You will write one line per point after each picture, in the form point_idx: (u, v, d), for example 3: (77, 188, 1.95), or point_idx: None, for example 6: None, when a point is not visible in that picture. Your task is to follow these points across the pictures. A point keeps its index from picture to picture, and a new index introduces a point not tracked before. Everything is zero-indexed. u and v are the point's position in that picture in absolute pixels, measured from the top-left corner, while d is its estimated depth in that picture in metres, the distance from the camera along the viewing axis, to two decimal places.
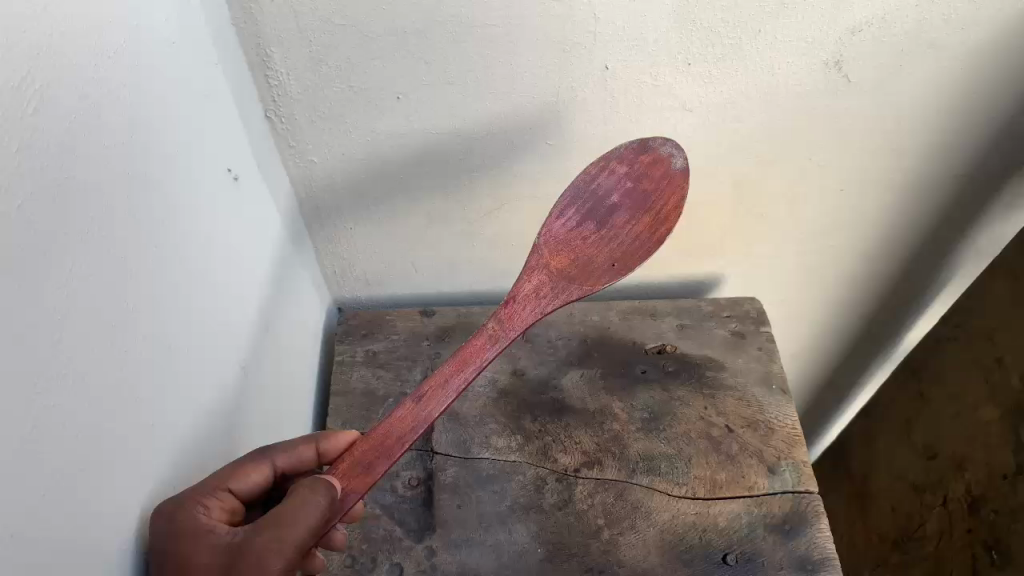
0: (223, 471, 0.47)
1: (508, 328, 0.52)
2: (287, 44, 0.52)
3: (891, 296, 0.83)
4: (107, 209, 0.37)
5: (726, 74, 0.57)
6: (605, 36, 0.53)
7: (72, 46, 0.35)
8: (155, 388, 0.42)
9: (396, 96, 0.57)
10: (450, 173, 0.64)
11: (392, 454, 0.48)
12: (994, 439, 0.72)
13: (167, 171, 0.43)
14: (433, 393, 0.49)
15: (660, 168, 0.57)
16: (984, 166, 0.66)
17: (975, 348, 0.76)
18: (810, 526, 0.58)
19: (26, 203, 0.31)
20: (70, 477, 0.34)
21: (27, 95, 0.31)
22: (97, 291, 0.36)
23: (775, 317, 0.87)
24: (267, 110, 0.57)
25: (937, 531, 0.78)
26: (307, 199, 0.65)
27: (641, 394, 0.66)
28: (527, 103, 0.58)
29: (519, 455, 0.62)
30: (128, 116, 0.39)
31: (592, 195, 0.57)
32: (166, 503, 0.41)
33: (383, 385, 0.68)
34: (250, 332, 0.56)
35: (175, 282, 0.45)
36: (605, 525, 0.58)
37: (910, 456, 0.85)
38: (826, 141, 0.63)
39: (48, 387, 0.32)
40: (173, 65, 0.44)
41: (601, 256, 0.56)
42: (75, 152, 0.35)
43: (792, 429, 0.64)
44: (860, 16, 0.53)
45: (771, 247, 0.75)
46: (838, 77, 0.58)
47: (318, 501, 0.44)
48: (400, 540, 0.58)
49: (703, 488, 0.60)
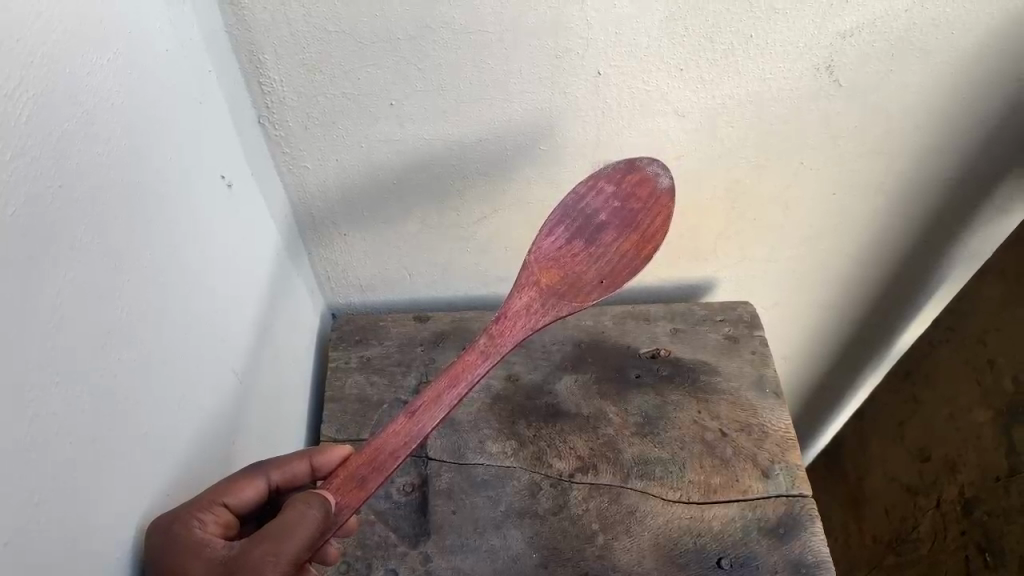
0: (218, 487, 0.47)
1: (500, 342, 0.53)
2: (280, 51, 0.52)
3: (883, 300, 0.84)
4: (102, 218, 0.37)
5: (718, 80, 0.57)
6: (598, 42, 0.53)
7: (66, 53, 0.35)
8: (149, 396, 0.42)
9: (389, 103, 0.57)
10: (442, 183, 0.64)
11: (385, 469, 0.48)
12: (987, 442, 0.72)
13: (161, 178, 0.43)
14: (426, 407, 0.49)
15: (647, 187, 0.58)
16: (974, 170, 0.67)
17: (965, 351, 0.77)
18: (804, 529, 0.58)
19: (19, 210, 0.31)
20: (64, 485, 0.34)
21: (20, 103, 0.31)
22: (92, 299, 0.36)
23: (769, 321, 0.87)
24: (261, 117, 0.57)
25: (930, 533, 0.79)
26: (300, 206, 0.65)
27: (636, 398, 0.66)
28: (521, 108, 0.58)
29: (514, 460, 0.62)
30: (121, 122, 0.39)
31: (580, 214, 0.58)
32: (160, 518, 0.41)
33: (378, 390, 0.68)
34: (244, 338, 0.56)
35: (170, 289, 0.45)
36: (600, 529, 0.58)
37: (902, 459, 0.86)
38: (818, 144, 0.63)
39: (43, 396, 0.32)
40: (166, 72, 0.44)
41: (590, 274, 0.56)
42: (69, 161, 0.35)
43: (786, 433, 0.64)
44: (850, 21, 0.53)
45: (764, 250, 0.75)
46: (829, 82, 0.58)
47: (312, 514, 0.44)
48: (396, 546, 0.58)
49: (697, 492, 0.60)
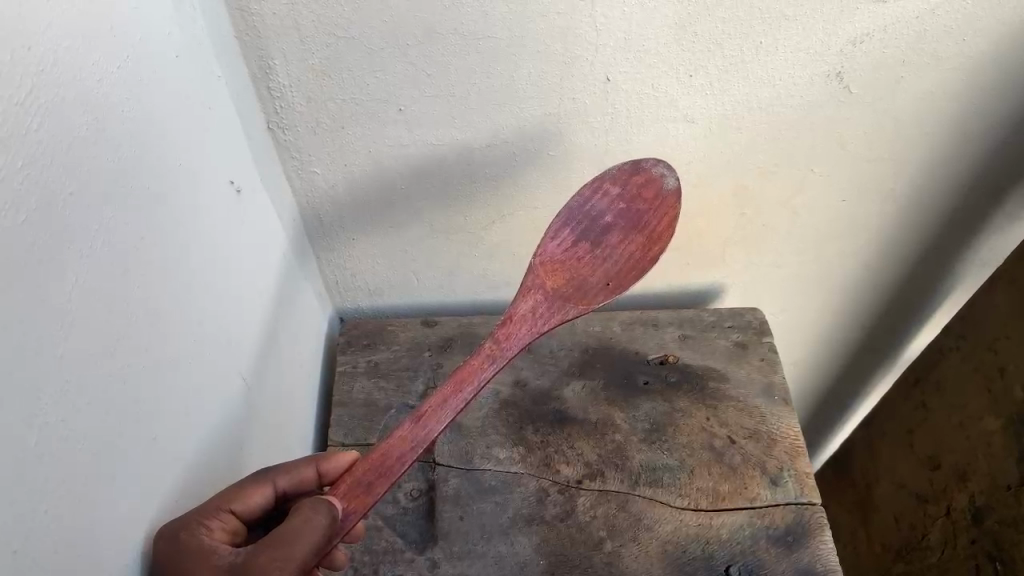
0: (226, 493, 0.47)
1: (506, 347, 0.52)
2: (289, 57, 0.52)
3: (891, 306, 0.83)
4: (113, 225, 0.37)
5: (727, 86, 0.57)
6: (607, 48, 0.53)
7: (76, 60, 0.35)
8: (157, 402, 0.41)
9: (398, 108, 0.57)
10: (451, 188, 0.64)
11: (391, 474, 0.48)
12: (998, 450, 0.71)
13: (170, 184, 0.43)
14: (432, 411, 0.49)
15: (653, 188, 0.58)
16: (985, 176, 0.66)
17: (976, 358, 0.76)
18: (813, 537, 0.58)
19: (31, 218, 0.31)
20: (71, 493, 0.34)
21: (31, 111, 0.32)
22: (102, 306, 0.36)
23: (776, 327, 0.87)
24: (269, 122, 0.57)
25: (940, 542, 0.78)
26: (308, 210, 0.65)
27: (644, 405, 0.66)
28: (529, 114, 0.58)
29: (521, 466, 0.62)
30: (131, 130, 0.39)
31: (586, 216, 0.57)
32: (169, 525, 0.41)
33: (385, 395, 0.68)
34: (252, 344, 0.56)
35: (179, 294, 0.45)
36: (607, 536, 0.58)
37: (912, 466, 0.85)
38: (827, 150, 0.63)
39: (51, 403, 0.32)
40: (176, 79, 0.44)
41: (596, 277, 0.56)
42: (78, 169, 0.35)
43: (794, 440, 0.64)
44: (860, 27, 0.53)
45: (771, 256, 0.75)
46: (838, 89, 0.58)
47: (319, 520, 0.44)
48: (403, 551, 0.58)
49: (705, 499, 0.60)
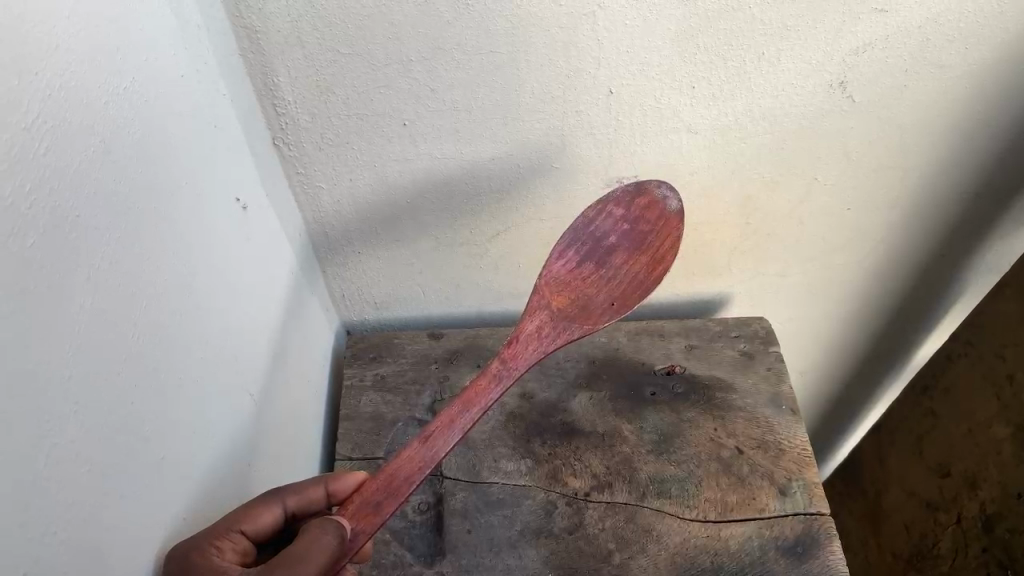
0: (235, 513, 0.47)
1: (511, 366, 0.52)
2: (293, 73, 0.53)
3: (898, 314, 0.83)
4: (120, 243, 0.38)
5: (730, 97, 0.57)
6: (610, 61, 0.54)
7: (82, 82, 0.35)
8: (165, 421, 0.42)
9: (402, 122, 0.57)
10: (456, 202, 0.64)
11: (399, 495, 0.48)
12: (1007, 457, 0.71)
13: (176, 203, 0.44)
14: (439, 432, 0.49)
15: (656, 210, 0.58)
16: (989, 184, 0.66)
17: (986, 364, 0.76)
18: (822, 547, 0.57)
19: (38, 241, 0.32)
20: (81, 512, 0.34)
21: (38, 135, 0.32)
22: (110, 326, 0.37)
23: (785, 335, 0.86)
24: (274, 138, 0.57)
25: (951, 549, 0.78)
26: (315, 225, 0.65)
27: (652, 416, 0.66)
28: (534, 128, 0.58)
29: (529, 479, 0.62)
30: (138, 150, 0.40)
31: (589, 238, 0.58)
32: (180, 544, 0.42)
33: (392, 409, 0.69)
34: (259, 360, 0.56)
35: (186, 311, 0.45)
36: (616, 549, 0.58)
37: (922, 472, 0.85)
38: (831, 159, 0.63)
39: (60, 423, 0.33)
40: (181, 98, 0.45)
41: (601, 296, 0.56)
42: (85, 193, 0.35)
43: (802, 450, 0.63)
44: (862, 37, 0.53)
45: (777, 265, 0.75)
46: (842, 98, 0.58)
47: (326, 540, 0.44)
48: (410, 565, 0.58)
49: (714, 510, 0.60)
